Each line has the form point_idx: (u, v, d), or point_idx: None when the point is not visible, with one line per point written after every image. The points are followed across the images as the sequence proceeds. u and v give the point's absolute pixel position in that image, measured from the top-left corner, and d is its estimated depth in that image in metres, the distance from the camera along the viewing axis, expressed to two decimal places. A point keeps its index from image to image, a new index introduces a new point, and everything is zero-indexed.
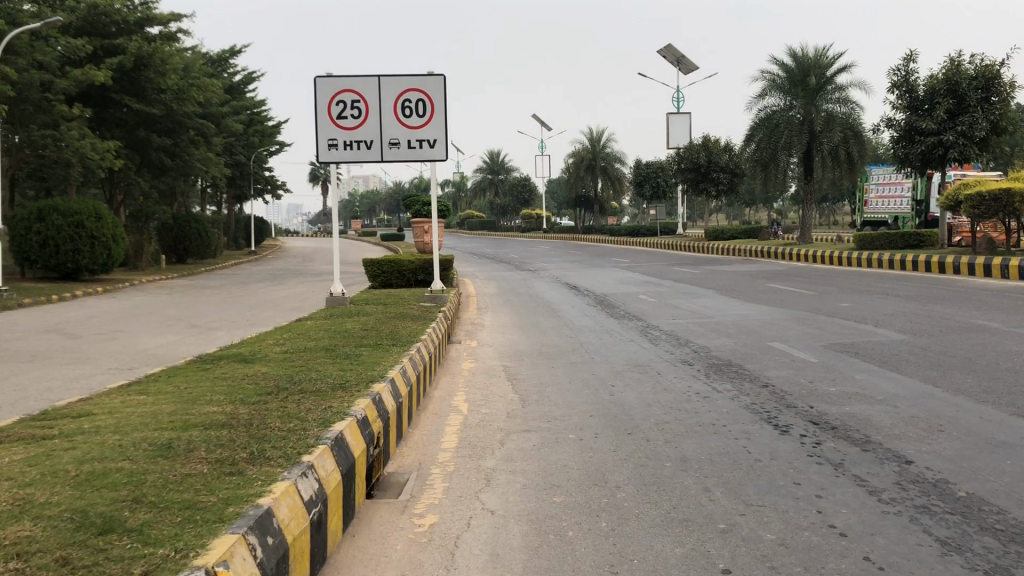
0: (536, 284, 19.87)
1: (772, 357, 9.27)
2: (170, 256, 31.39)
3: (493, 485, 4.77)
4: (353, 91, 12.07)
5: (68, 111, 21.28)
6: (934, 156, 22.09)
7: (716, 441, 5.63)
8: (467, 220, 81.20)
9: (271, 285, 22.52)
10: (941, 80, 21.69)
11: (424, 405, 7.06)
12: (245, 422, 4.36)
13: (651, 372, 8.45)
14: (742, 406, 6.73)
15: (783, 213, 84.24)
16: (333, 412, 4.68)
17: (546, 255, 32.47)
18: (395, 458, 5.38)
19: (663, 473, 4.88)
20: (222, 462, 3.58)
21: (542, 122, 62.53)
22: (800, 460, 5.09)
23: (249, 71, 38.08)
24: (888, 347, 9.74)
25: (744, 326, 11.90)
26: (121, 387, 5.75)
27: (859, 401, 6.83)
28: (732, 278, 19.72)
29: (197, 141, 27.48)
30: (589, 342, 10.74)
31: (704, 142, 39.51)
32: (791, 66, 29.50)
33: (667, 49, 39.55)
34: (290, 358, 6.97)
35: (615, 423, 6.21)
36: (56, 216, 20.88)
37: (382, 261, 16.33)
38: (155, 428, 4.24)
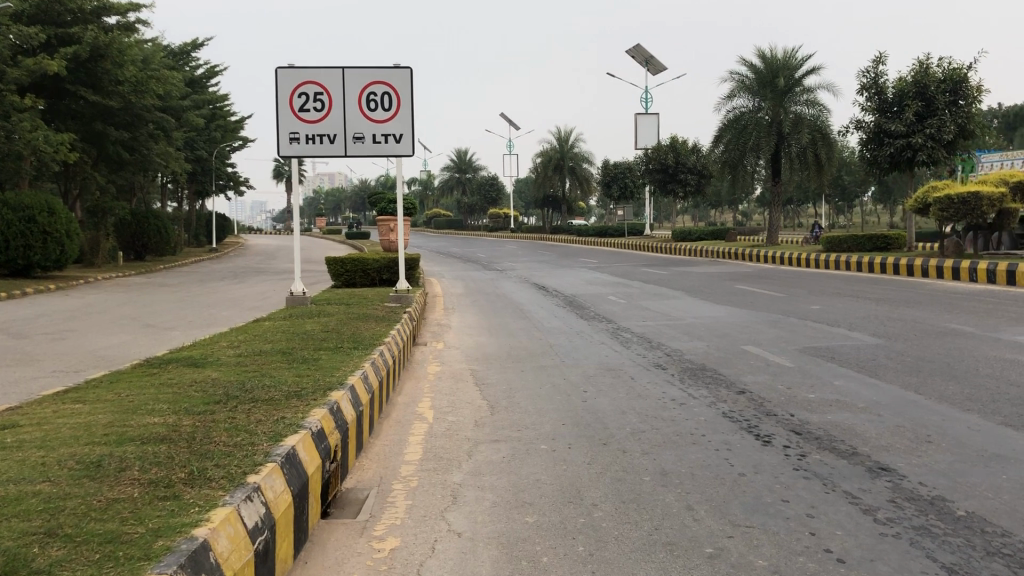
0: (503, 284, 19.53)
1: (747, 361, 8.99)
2: (128, 253, 30.58)
3: (459, 503, 4.41)
4: (316, 82, 11.64)
5: (20, 102, 20.55)
6: (902, 158, 22.08)
7: (696, 453, 5.32)
8: (433, 220, 80.56)
9: (231, 283, 21.96)
10: (910, 83, 21.69)
11: (386, 413, 6.68)
12: (187, 436, 3.96)
13: (624, 377, 8.14)
14: (720, 414, 6.43)
15: (750, 214, 84.46)
16: (286, 424, 4.29)
17: (513, 255, 32.10)
18: (354, 473, 4.99)
19: (643, 489, 4.55)
20: (155, 484, 3.18)
21: (511, 121, 62.13)
22: (786, 474, 4.80)
23: (212, 65, 37.37)
24: (863, 351, 9.55)
25: (716, 329, 11.64)
26: (58, 393, 5.30)
27: (841, 409, 6.57)
28: (702, 279, 19.52)
29: (156, 135, 26.80)
30: (560, 345, 10.40)
31: (672, 143, 39.37)
32: (759, 67, 29.50)
33: (635, 49, 39.47)
34: (243, 362, 6.54)
35: (589, 433, 5.88)
36: (7, 210, 20.14)
37: (345, 259, 15.87)
38: (84, 443, 3.81)
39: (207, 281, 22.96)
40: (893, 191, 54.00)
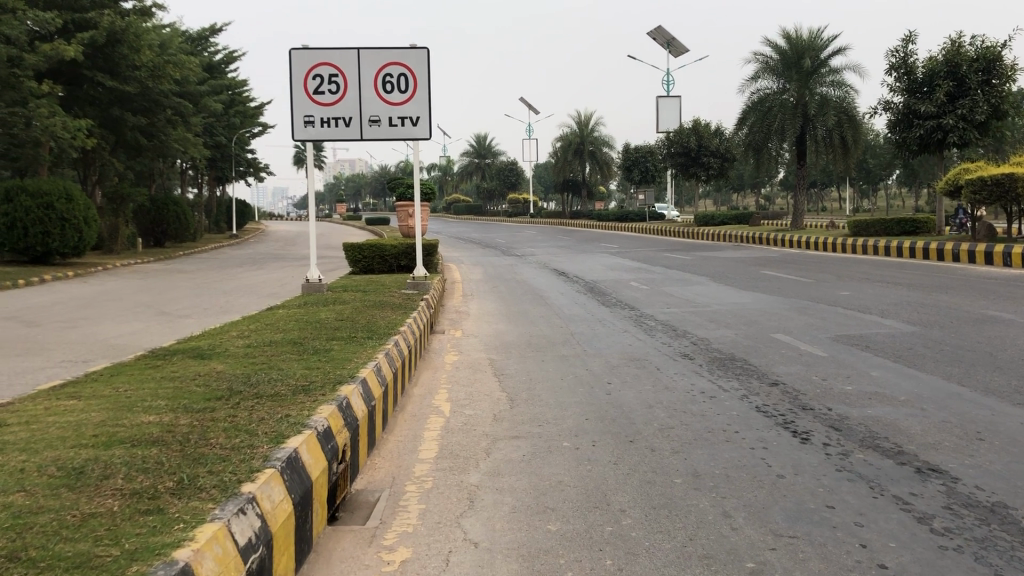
0: (523, 270, 19.20)
1: (777, 351, 8.61)
2: (147, 240, 30.43)
3: (477, 508, 4.09)
4: (330, 64, 11.30)
5: (37, 88, 20.39)
6: (932, 140, 21.48)
7: (729, 452, 4.97)
8: (453, 205, 80.21)
9: (249, 269, 21.71)
10: (940, 62, 21.08)
11: (402, 405, 6.38)
12: (182, 438, 3.66)
13: (649, 368, 7.78)
14: (753, 409, 6.07)
15: (773, 197, 83.45)
16: (289, 423, 3.98)
17: (533, 240, 31.79)
18: (365, 472, 4.70)
19: (674, 493, 4.22)
20: (139, 494, 2.88)
21: (530, 106, 61.50)
22: (828, 477, 4.45)
23: (231, 50, 37.12)
24: (899, 340, 9.14)
25: (743, 316, 11.26)
26: (53, 388, 5.01)
27: (881, 403, 6.19)
28: (726, 264, 19.08)
29: (174, 120, 26.64)
30: (582, 334, 10.06)
31: (694, 126, 38.72)
32: (784, 48, 28.90)
33: (657, 31, 38.83)
34: (252, 353, 6.26)
35: (615, 428, 5.54)
36: (25, 197, 19.98)
37: (363, 245, 15.56)
38: (70, 446, 3.51)
39: (225, 267, 22.73)
40: (920, 175, 53.05)
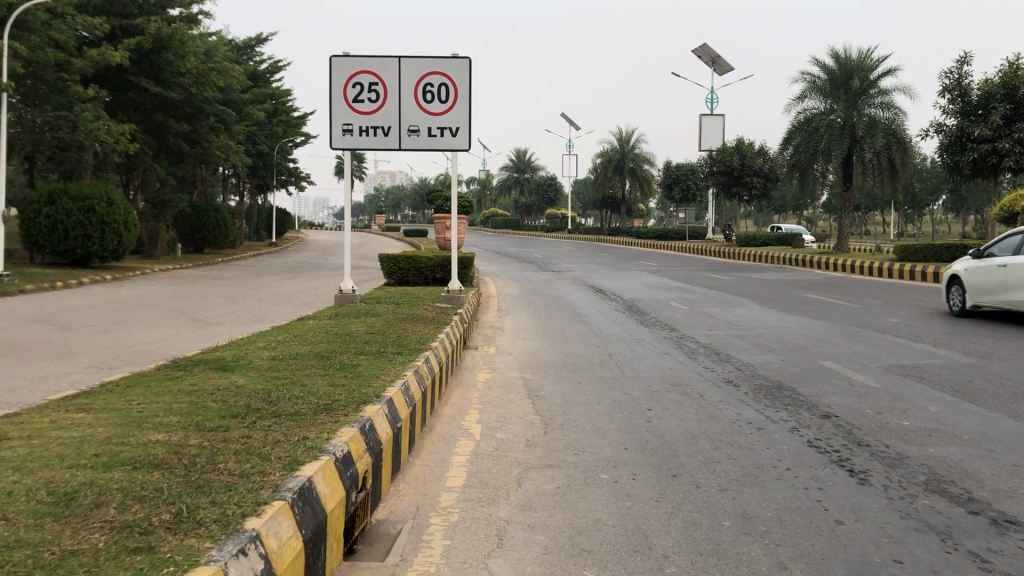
0: (560, 287, 18.82)
1: (826, 380, 8.14)
2: (186, 246, 30.55)
3: (506, 547, 3.75)
4: (370, 72, 11.10)
5: (83, 92, 20.48)
6: (987, 164, 20.77)
7: (782, 492, 4.57)
8: (490, 219, 79.96)
9: (286, 278, 21.62)
10: (998, 84, 20.43)
11: (430, 427, 6.05)
12: (187, 461, 3.37)
13: (693, 395, 7.38)
14: (804, 443, 5.67)
15: (815, 219, 82.23)
16: (306, 446, 3.68)
17: (569, 256, 31.43)
18: (387, 500, 4.38)
19: (723, 538, 3.86)
20: (129, 528, 2.58)
21: (570, 121, 61.20)
22: (894, 525, 4.05)
23: (275, 60, 37.31)
24: (957, 372, 8.64)
25: (789, 342, 10.81)
26: (65, 399, 4.78)
27: (945, 442, 5.74)
28: (769, 286, 18.54)
29: (217, 128, 26.73)
30: (620, 354, 9.67)
31: (737, 144, 38.09)
32: (832, 67, 28.31)
33: (702, 49, 38.38)
34: (276, 367, 5.98)
35: (656, 461, 5.16)
36: (66, 200, 20.02)
37: (399, 256, 15.34)
38: (67, 467, 3.23)
39: (263, 275, 22.68)
40: (969, 201, 51.80)
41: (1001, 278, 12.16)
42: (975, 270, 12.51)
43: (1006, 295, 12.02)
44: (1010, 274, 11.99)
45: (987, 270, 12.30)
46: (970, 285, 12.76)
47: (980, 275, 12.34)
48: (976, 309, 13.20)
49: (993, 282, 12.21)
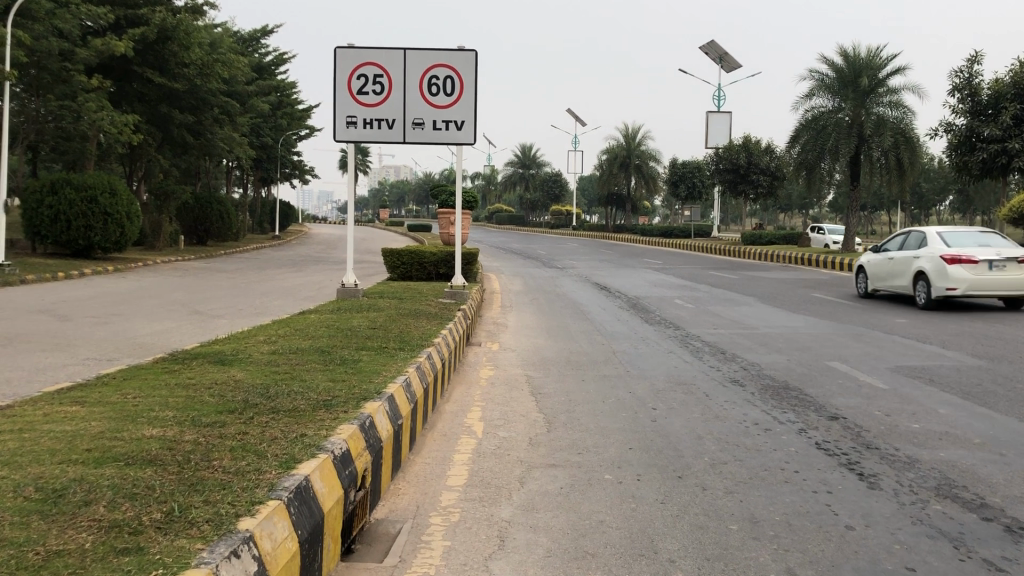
0: (564, 283, 18.73)
1: (833, 381, 8.04)
2: (190, 237, 30.48)
3: (507, 549, 3.66)
4: (375, 64, 10.99)
5: (87, 82, 20.40)
6: (996, 165, 20.61)
7: (790, 495, 4.47)
8: (495, 214, 79.81)
9: (289, 271, 21.56)
10: (1008, 83, 20.28)
11: (431, 424, 5.96)
12: (181, 457, 3.28)
13: (698, 394, 7.28)
14: (812, 445, 5.57)
15: (821, 218, 81.97)
16: (303, 444, 3.59)
17: (574, 253, 31.33)
18: (387, 499, 4.29)
19: (730, 543, 3.76)
20: (117, 528, 2.49)
21: (577, 118, 61.08)
22: (906, 530, 3.96)
23: (281, 52, 37.20)
24: (967, 374, 8.53)
25: (795, 341, 10.70)
26: (59, 391, 4.69)
27: (955, 445, 5.64)
28: (775, 285, 18.42)
29: (221, 119, 26.67)
30: (624, 352, 9.57)
31: (744, 142, 37.93)
32: (841, 65, 28.16)
33: (710, 45, 38.19)
34: (276, 361, 5.89)
35: (661, 461, 5.07)
36: (69, 190, 19.95)
37: (402, 251, 15.25)
38: (57, 462, 3.14)
39: (265, 268, 22.60)
40: (976, 202, 51.53)
41: (892, 267, 14.90)
42: (874, 262, 15.27)
43: (895, 281, 14.74)
44: (897, 264, 14.73)
45: (881, 260, 15.08)
46: (874, 274, 15.53)
47: (877, 265, 15.10)
48: (884, 292, 15.88)
49: (886, 271, 14.94)
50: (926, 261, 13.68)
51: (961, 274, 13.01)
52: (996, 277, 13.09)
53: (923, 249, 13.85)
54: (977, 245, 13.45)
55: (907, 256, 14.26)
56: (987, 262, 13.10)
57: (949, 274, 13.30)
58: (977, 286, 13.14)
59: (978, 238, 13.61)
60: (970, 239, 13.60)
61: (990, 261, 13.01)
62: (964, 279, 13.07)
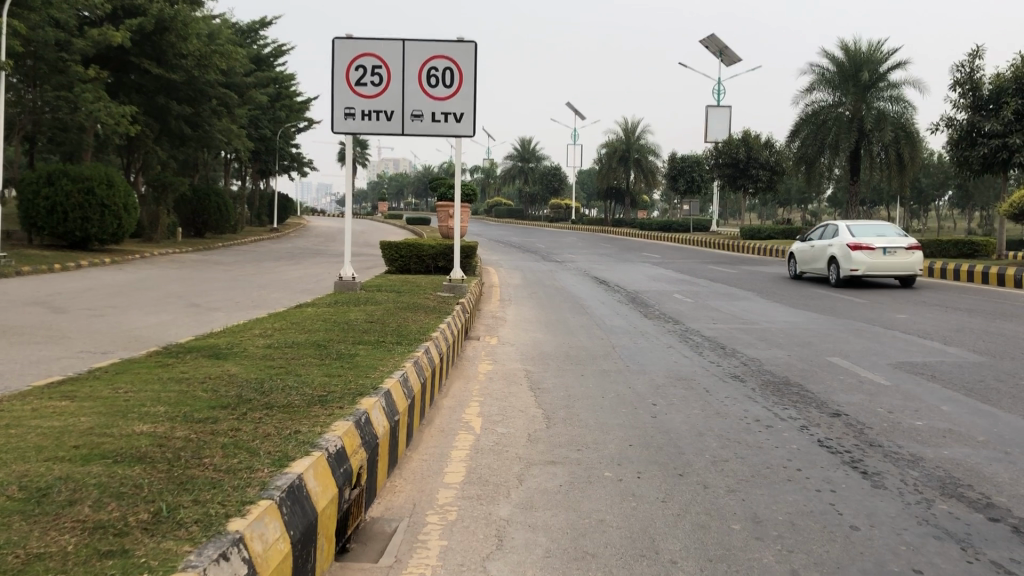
0: (563, 277, 18.64)
1: (834, 377, 7.97)
2: (187, 229, 30.33)
3: (506, 550, 3.58)
4: (374, 55, 10.89)
5: (84, 73, 20.22)
6: (996, 160, 20.49)
7: (793, 494, 4.40)
8: (494, 208, 79.64)
9: (286, 264, 21.44)
10: (1010, 78, 20.19)
11: (429, 420, 5.88)
12: (171, 455, 3.20)
13: (698, 390, 7.20)
14: (814, 443, 5.50)
15: (820, 213, 81.78)
16: (297, 441, 3.50)
17: (572, 247, 31.19)
18: (382, 497, 4.21)
19: (734, 543, 3.68)
20: (102, 529, 2.41)
21: (576, 111, 60.84)
22: (911, 531, 3.88)
23: (280, 44, 37.02)
24: (969, 370, 8.46)
25: (795, 336, 10.63)
26: (48, 386, 4.60)
27: (958, 443, 5.56)
28: (774, 280, 18.31)
29: (219, 111, 26.55)
30: (623, 347, 9.49)
31: (744, 137, 37.80)
32: (841, 60, 28.04)
33: (710, 39, 38.04)
34: (271, 356, 5.81)
35: (662, 458, 4.99)
36: (66, 181, 19.81)
37: (401, 244, 15.15)
38: (43, 460, 3.05)
39: (263, 261, 22.48)
40: (976, 197, 51.39)
41: (815, 253, 17.75)
42: (800, 248, 18.12)
43: (816, 264, 17.66)
44: (817, 250, 17.63)
45: (806, 248, 18.01)
46: (801, 259, 18.41)
47: (801, 252, 18.05)
48: (810, 276, 18.73)
49: (809, 255, 17.80)
50: (836, 247, 16.59)
51: (861, 258, 15.98)
52: (890, 261, 16.07)
53: (834, 238, 16.74)
54: (876, 236, 16.37)
55: (823, 244, 17.17)
56: (882, 249, 16.05)
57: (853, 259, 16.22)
58: (875, 268, 16.08)
59: (878, 229, 16.54)
60: (871, 231, 16.52)
61: (884, 248, 15.97)
62: (863, 263, 16.00)
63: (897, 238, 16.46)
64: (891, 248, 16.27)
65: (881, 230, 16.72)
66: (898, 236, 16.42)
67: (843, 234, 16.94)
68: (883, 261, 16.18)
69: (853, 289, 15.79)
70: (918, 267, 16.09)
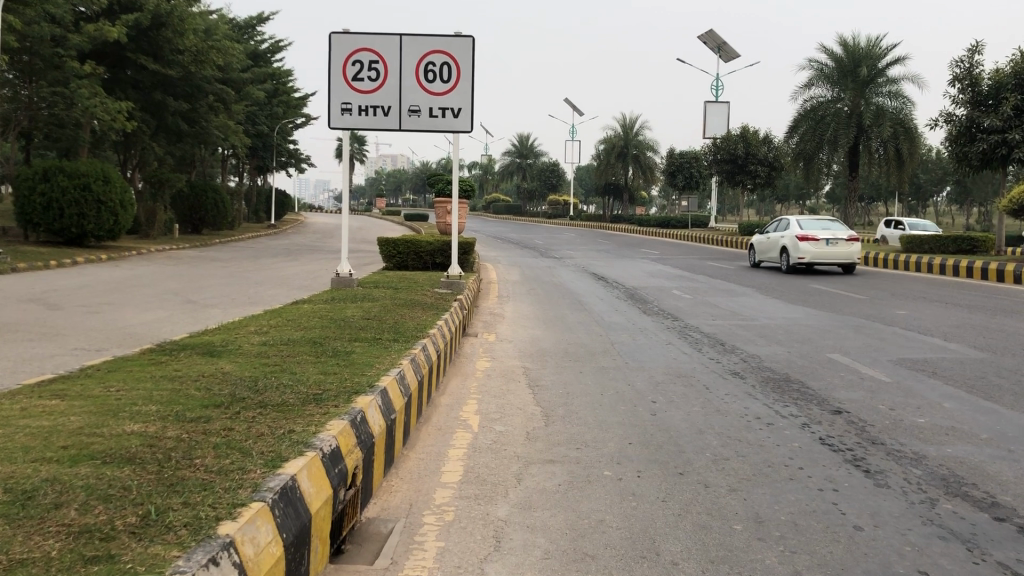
0: (561, 273, 18.57)
1: (835, 374, 7.90)
2: (185, 226, 30.21)
3: (503, 551, 3.51)
4: (371, 50, 10.80)
5: (80, 69, 20.09)
6: (996, 156, 20.40)
7: (795, 494, 4.33)
8: (492, 204, 79.49)
9: (284, 261, 21.35)
10: (1009, 74, 20.13)
11: (426, 417, 5.81)
12: (162, 455, 3.13)
13: (698, 387, 7.14)
14: (816, 440, 5.43)
15: (818, 210, 81.70)
16: (290, 441, 3.43)
17: (571, 243, 31.09)
18: (378, 497, 4.15)
19: (735, 544, 3.62)
20: (88, 533, 2.34)
21: (575, 107, 60.73)
22: (915, 531, 3.82)
23: (277, 40, 36.89)
24: (971, 367, 8.40)
25: (795, 333, 10.57)
26: (39, 385, 4.53)
27: (961, 441, 5.50)
28: (773, 276, 18.25)
29: (216, 107, 26.42)
30: (622, 344, 9.42)
31: (742, 132, 37.71)
32: (840, 55, 27.96)
33: (708, 35, 37.94)
34: (266, 353, 5.74)
35: (662, 457, 4.93)
36: (62, 177, 19.70)
37: (398, 240, 15.08)
38: (30, 461, 2.98)
39: (260, 257, 22.40)
40: (975, 193, 51.33)
41: (770, 244, 19.86)
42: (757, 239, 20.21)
43: (771, 254, 19.76)
44: (771, 241, 19.80)
45: (763, 240, 20.13)
46: (759, 250, 20.51)
47: (759, 243, 20.16)
48: (769, 265, 20.78)
49: (765, 246, 19.90)
50: (785, 238, 18.76)
51: (807, 248, 18.14)
52: (832, 250, 18.23)
53: (784, 230, 18.90)
54: (820, 228, 18.55)
55: (775, 235, 19.31)
56: (825, 240, 18.23)
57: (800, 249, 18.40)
58: (819, 257, 18.27)
59: (823, 223, 18.71)
60: (816, 225, 18.70)
61: (826, 240, 18.16)
62: (809, 252, 18.17)
63: (839, 231, 18.64)
64: (834, 240, 18.49)
65: (826, 224, 18.90)
66: (840, 229, 18.58)
67: (793, 227, 19.10)
68: (827, 251, 18.32)
69: (852, 286, 15.74)
70: (857, 255, 18.26)
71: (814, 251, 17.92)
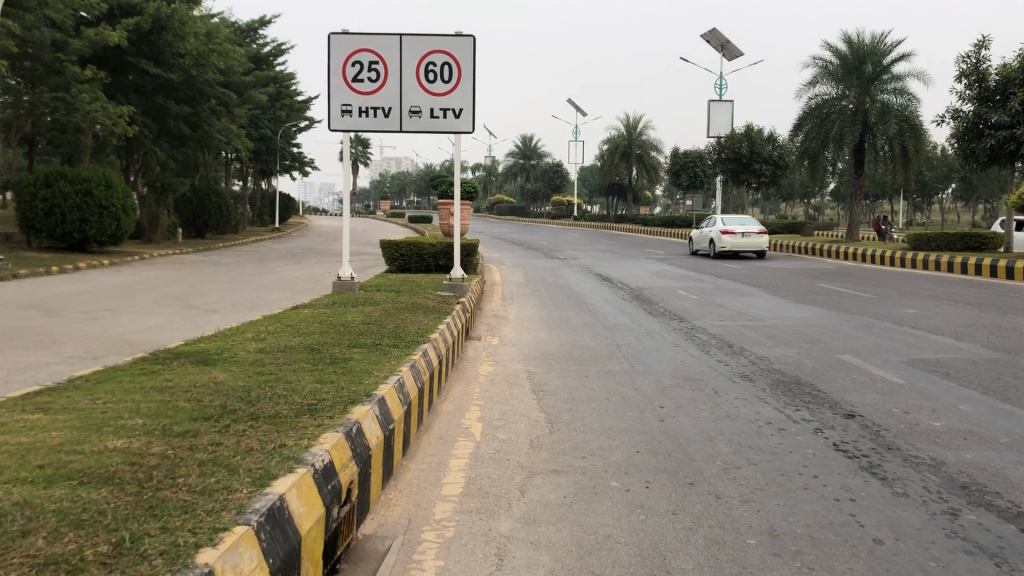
0: (565, 274, 18.39)
1: (846, 376, 7.71)
2: (188, 230, 30.06)
3: (506, 571, 3.33)
4: (371, 51, 10.63)
5: (81, 74, 19.95)
6: (1004, 152, 20.12)
7: (811, 504, 4.15)
8: (496, 206, 79.32)
9: (287, 264, 21.21)
10: (1016, 69, 19.91)
11: (426, 426, 5.62)
12: (143, 475, 2.96)
13: (706, 391, 6.95)
14: (830, 446, 5.25)
15: (824, 209, 81.35)
16: (280, 457, 3.26)
17: (576, 244, 30.88)
18: (376, 512, 3.98)
19: (749, 561, 3.44)
20: (53, 566, 2.17)
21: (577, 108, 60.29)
22: (938, 545, 3.63)
23: (279, 43, 36.77)
24: (984, 367, 8.21)
25: (804, 333, 10.38)
26: (23, 398, 4.36)
27: (980, 446, 5.31)
28: (779, 275, 18.07)
29: (218, 111, 26.25)
30: (628, 346, 9.25)
31: (747, 131, 37.50)
32: (845, 53, 27.70)
33: (711, 33, 37.70)
34: (261, 361, 5.57)
35: (672, 466, 4.75)
36: (63, 183, 19.60)
37: (401, 243, 14.92)
38: (3, 483, 2.82)
39: (264, 261, 22.25)
40: (980, 189, 51.04)
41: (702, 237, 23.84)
42: (693, 234, 24.22)
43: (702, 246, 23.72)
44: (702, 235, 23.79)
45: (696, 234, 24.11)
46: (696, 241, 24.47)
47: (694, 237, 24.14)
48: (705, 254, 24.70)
49: (699, 239, 23.86)
50: (711, 233, 22.70)
51: (725, 240, 22.14)
52: (747, 241, 22.21)
53: (711, 226, 22.84)
54: (738, 223, 22.51)
55: (704, 230, 23.27)
56: (742, 234, 22.28)
57: (722, 240, 22.42)
58: (737, 247, 22.33)
59: (740, 220, 22.75)
60: (735, 221, 22.65)
61: (741, 234, 22.18)
62: (728, 244, 22.18)
63: (753, 226, 22.67)
64: (747, 232, 22.51)
65: (744, 222, 22.98)
66: (754, 224, 22.59)
67: (718, 223, 23.07)
68: (743, 242, 22.29)
69: (858, 284, 15.56)
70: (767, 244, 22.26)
71: (732, 244, 21.95)
